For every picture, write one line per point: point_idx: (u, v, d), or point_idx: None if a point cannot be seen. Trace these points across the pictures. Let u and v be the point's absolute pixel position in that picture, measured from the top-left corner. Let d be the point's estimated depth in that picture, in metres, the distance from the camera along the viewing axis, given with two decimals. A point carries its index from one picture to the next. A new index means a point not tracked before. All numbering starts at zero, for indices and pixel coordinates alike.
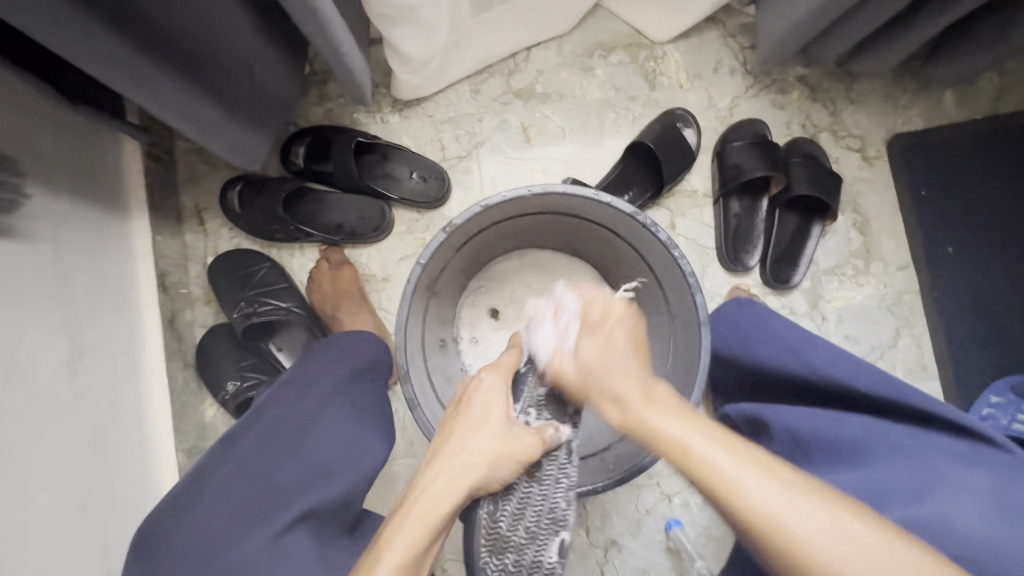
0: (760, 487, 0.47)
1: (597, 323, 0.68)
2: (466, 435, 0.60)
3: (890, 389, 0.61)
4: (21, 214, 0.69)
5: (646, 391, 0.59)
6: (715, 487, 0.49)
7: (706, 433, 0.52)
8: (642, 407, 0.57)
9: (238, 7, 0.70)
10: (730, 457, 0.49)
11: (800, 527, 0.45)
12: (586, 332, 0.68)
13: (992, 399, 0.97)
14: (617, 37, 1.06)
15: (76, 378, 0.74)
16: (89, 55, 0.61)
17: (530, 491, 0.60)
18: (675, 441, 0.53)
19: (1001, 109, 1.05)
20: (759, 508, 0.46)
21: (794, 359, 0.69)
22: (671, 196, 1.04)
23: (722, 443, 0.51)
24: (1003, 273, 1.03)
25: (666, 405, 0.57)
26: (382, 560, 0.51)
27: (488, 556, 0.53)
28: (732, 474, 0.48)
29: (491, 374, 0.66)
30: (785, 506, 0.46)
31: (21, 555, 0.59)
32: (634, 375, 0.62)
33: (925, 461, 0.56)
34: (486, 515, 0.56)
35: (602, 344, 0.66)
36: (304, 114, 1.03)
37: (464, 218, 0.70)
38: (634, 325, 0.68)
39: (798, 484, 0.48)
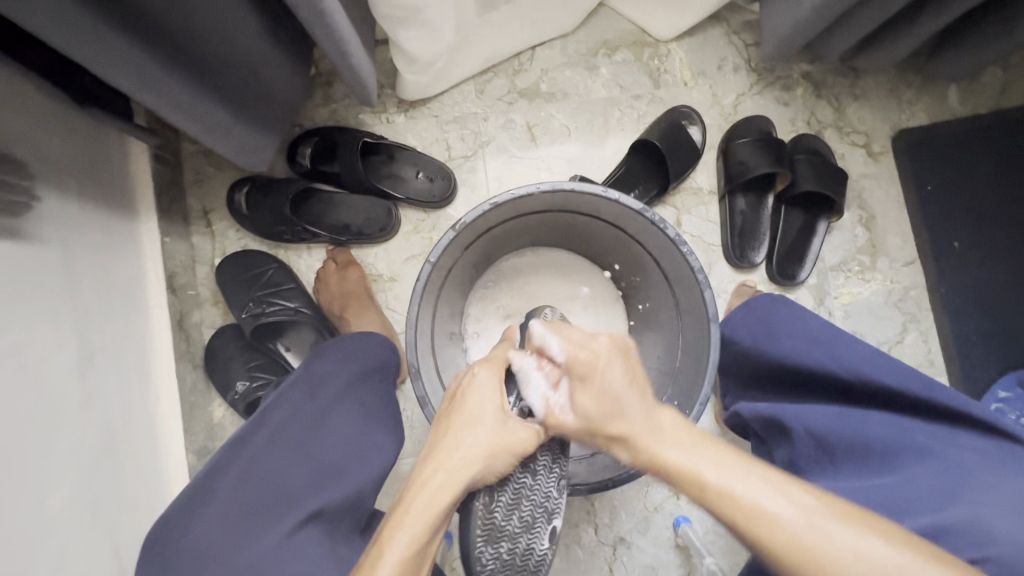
0: (782, 509, 0.46)
1: (587, 371, 0.60)
2: (460, 430, 0.59)
3: (922, 386, 0.62)
4: (33, 216, 0.69)
5: (651, 422, 0.56)
6: (736, 519, 0.48)
7: (728, 468, 0.50)
8: (653, 442, 0.54)
9: (248, 12, 0.70)
10: (748, 485, 0.48)
11: (828, 550, 0.44)
12: (576, 380, 0.61)
13: (1001, 394, 0.98)
14: (621, 36, 1.06)
15: (87, 379, 0.75)
16: (99, 57, 0.61)
17: (524, 482, 0.62)
18: (686, 468, 0.51)
19: (1006, 104, 1.05)
20: (784, 533, 0.45)
21: (825, 354, 0.67)
22: (676, 193, 1.04)
23: (736, 468, 0.50)
24: (1010, 268, 1.03)
25: (680, 437, 0.54)
26: (383, 558, 0.50)
27: (483, 545, 0.59)
28: (751, 499, 0.47)
29: (484, 368, 0.65)
30: (813, 531, 0.45)
31: (35, 555, 0.59)
32: (638, 407, 0.57)
33: (954, 460, 0.56)
34: (481, 506, 0.60)
35: (596, 394, 0.59)
36: (309, 115, 1.03)
37: (472, 217, 0.70)
38: (625, 360, 0.61)
39: (818, 506, 0.46)
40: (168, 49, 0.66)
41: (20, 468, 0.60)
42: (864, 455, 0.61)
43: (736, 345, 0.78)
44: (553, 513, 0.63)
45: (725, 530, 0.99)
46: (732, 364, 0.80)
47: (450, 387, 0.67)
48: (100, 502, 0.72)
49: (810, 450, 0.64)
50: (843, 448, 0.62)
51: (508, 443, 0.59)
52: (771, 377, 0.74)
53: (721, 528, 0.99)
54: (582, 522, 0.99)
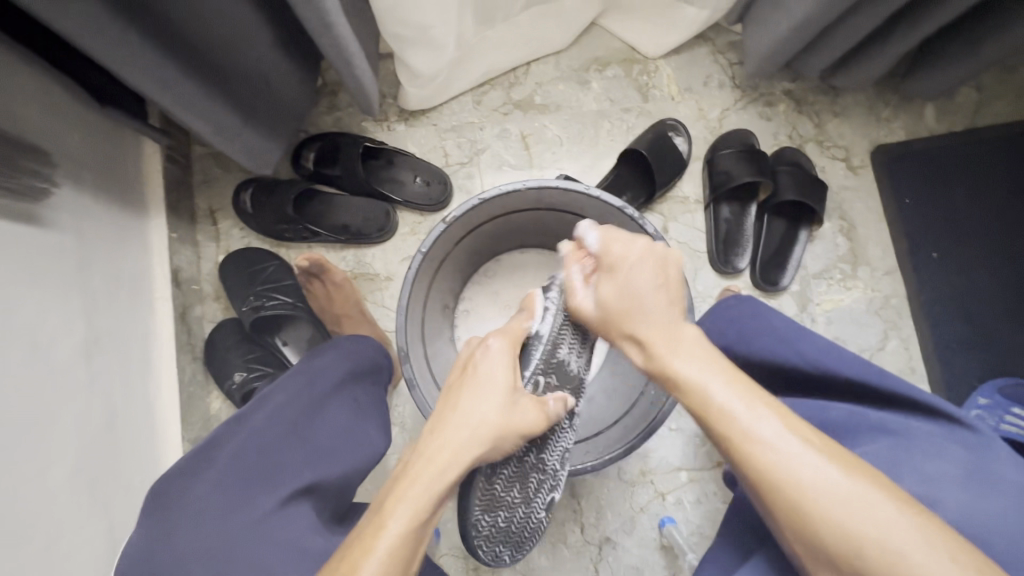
0: (781, 436, 0.51)
1: (614, 265, 0.65)
2: (469, 405, 0.62)
3: (877, 377, 0.62)
4: (49, 203, 0.74)
5: (670, 333, 0.61)
6: (733, 435, 0.52)
7: (738, 388, 0.54)
8: (671, 355, 0.59)
9: (263, 26, 0.76)
10: (752, 411, 0.53)
11: (812, 477, 0.49)
12: (603, 273, 0.66)
13: (981, 401, 0.99)
14: (612, 53, 1.11)
15: (92, 362, 0.78)
16: (126, 60, 0.66)
17: (529, 459, 0.68)
18: (695, 381, 0.56)
19: (979, 123, 1.10)
20: (776, 457, 0.50)
21: (788, 348, 0.68)
22: (664, 201, 1.09)
23: (744, 394, 0.54)
24: (987, 279, 1.06)
25: (695, 351, 0.59)
26: (387, 528, 0.52)
27: (481, 512, 0.65)
28: (751, 425, 0.52)
29: (499, 340, 0.67)
30: (804, 463, 0.49)
31: (33, 522, 0.62)
32: (664, 317, 0.62)
33: (908, 443, 0.59)
34: (483, 479, 0.64)
35: (620, 285, 0.64)
36: (314, 122, 1.08)
37: (463, 211, 0.75)
38: (660, 266, 0.65)
39: (815, 443, 0.50)
40: (184, 55, 0.71)
41: (23, 438, 0.63)
42: (821, 436, 0.64)
43: (708, 341, 0.79)
44: (553, 485, 0.71)
45: (710, 531, 1.00)
46: None
47: (460, 356, 0.69)
48: (98, 480, 0.75)
49: None
50: None
51: (514, 421, 0.61)
52: (744, 373, 0.76)
53: (706, 530, 1.00)
54: (568, 520, 1.00)
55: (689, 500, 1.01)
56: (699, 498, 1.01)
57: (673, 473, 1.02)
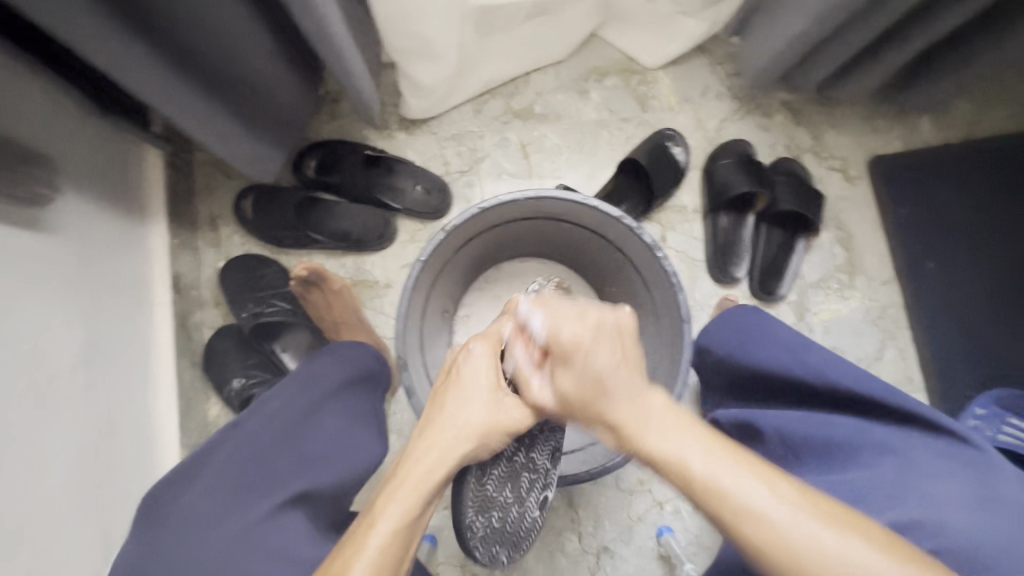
0: (769, 503, 0.47)
1: (567, 353, 0.59)
2: (456, 406, 0.63)
3: (880, 391, 0.63)
4: (52, 209, 0.75)
5: (639, 406, 0.55)
6: (719, 510, 0.48)
7: (718, 459, 0.49)
8: (640, 429, 0.54)
9: (262, 34, 0.77)
10: (736, 481, 0.48)
11: (808, 544, 0.44)
12: (558, 363, 0.61)
13: (978, 411, 0.98)
14: (611, 63, 1.13)
15: (91, 367, 0.78)
16: (128, 68, 0.67)
17: (516, 457, 0.70)
18: (672, 457, 0.51)
19: (974, 135, 1.11)
20: (769, 533, 0.46)
21: (792, 358, 0.69)
22: (662, 210, 1.09)
23: (724, 465, 0.49)
24: (984, 289, 1.07)
25: (669, 422, 0.54)
26: (377, 527, 0.52)
27: (474, 514, 0.66)
28: (739, 495, 0.47)
29: (480, 345, 0.68)
30: (798, 533, 0.45)
31: (30, 528, 0.62)
32: (626, 387, 0.56)
33: (910, 459, 0.58)
34: (474, 476, 0.65)
35: (575, 373, 0.59)
36: (316, 130, 1.09)
37: (462, 219, 0.75)
38: (620, 337, 0.59)
39: (802, 503, 0.47)
40: (187, 64, 0.72)
41: (22, 443, 0.63)
42: (823, 450, 0.63)
43: (713, 351, 0.80)
44: (547, 484, 0.72)
45: (708, 542, 1.00)
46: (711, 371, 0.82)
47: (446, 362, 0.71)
48: (95, 486, 0.75)
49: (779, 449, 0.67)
50: (806, 446, 0.65)
51: (499, 421, 0.63)
52: (745, 384, 0.76)
53: (704, 540, 1.00)
54: (565, 529, 1.00)
55: (687, 509, 1.01)
56: (697, 508, 1.01)
57: (671, 482, 1.01)
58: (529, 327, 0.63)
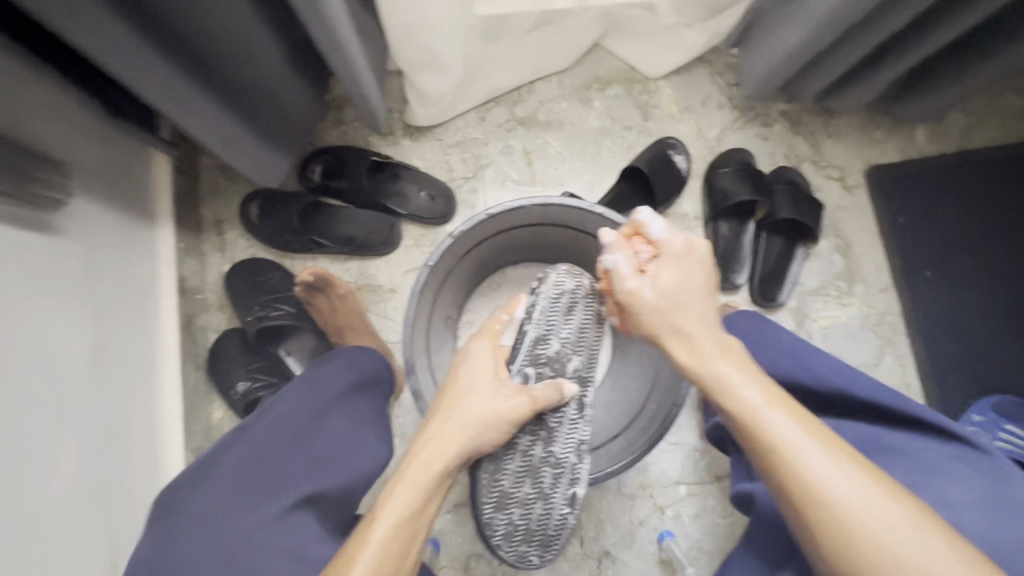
0: (814, 442, 0.51)
1: (678, 263, 0.63)
2: (452, 403, 0.65)
3: (886, 397, 0.64)
4: (61, 213, 0.75)
5: (715, 342, 0.60)
6: (767, 437, 0.53)
7: (775, 399, 0.55)
8: (712, 358, 0.59)
9: (273, 43, 0.79)
10: (787, 417, 0.53)
11: (843, 483, 0.49)
12: (666, 260, 0.64)
13: (975, 418, 1.02)
14: (613, 73, 1.14)
15: (97, 369, 0.79)
16: (140, 75, 0.68)
17: (533, 450, 0.69)
18: (735, 389, 0.56)
19: (969, 145, 1.13)
20: (810, 464, 0.50)
21: (796, 365, 0.70)
22: (663, 217, 1.11)
23: (779, 403, 0.54)
24: (979, 296, 1.08)
25: (737, 362, 0.59)
26: (377, 521, 0.54)
27: (494, 510, 0.70)
28: (787, 428, 0.52)
29: (481, 343, 0.70)
30: (838, 473, 0.49)
31: (38, 529, 0.62)
32: (708, 321, 0.62)
33: (918, 463, 0.60)
34: (487, 475, 0.70)
35: (679, 278, 0.63)
36: (321, 136, 1.11)
37: (470, 225, 0.77)
38: (708, 274, 0.64)
39: (845, 452, 0.51)
40: (197, 70, 0.73)
41: (29, 445, 0.64)
42: None
43: None
44: (573, 478, 0.71)
45: (709, 546, 1.01)
46: None
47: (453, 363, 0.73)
48: (101, 489, 0.75)
49: None
50: None
51: (498, 412, 0.64)
52: None
53: (705, 544, 1.01)
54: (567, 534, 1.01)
55: (688, 514, 1.01)
56: (698, 512, 1.01)
57: (672, 486, 1.02)
58: (646, 231, 0.65)
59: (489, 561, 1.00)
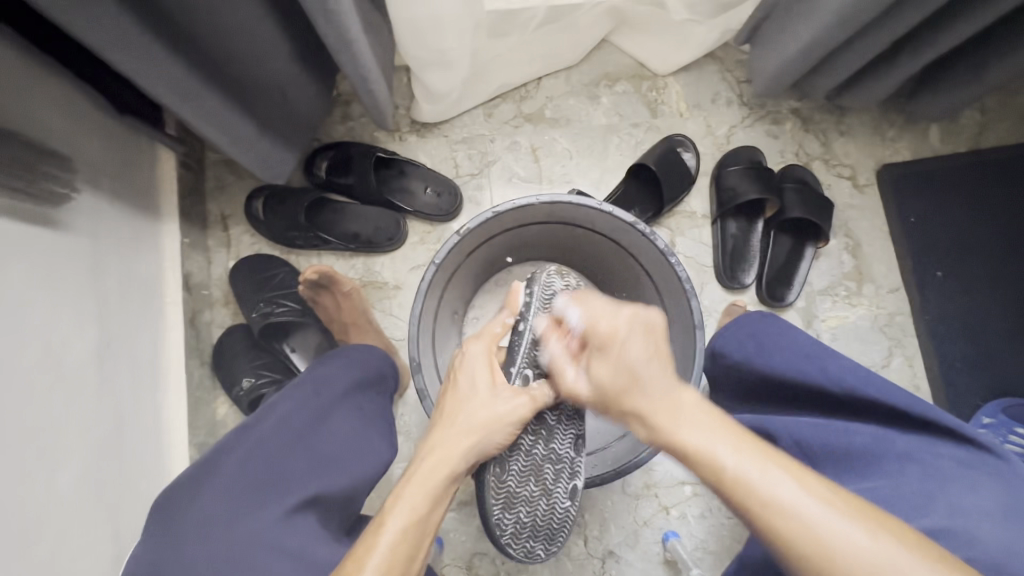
0: (800, 497, 0.47)
1: (605, 342, 0.62)
2: (454, 407, 0.66)
3: (904, 400, 0.62)
4: (68, 207, 0.75)
5: (669, 402, 0.57)
6: (748, 504, 0.48)
7: (749, 452, 0.50)
8: (673, 425, 0.55)
9: (282, 40, 0.78)
10: (765, 472, 0.49)
11: (840, 541, 0.44)
12: (595, 353, 0.63)
13: (985, 420, 1.00)
14: (621, 69, 1.13)
15: (103, 364, 0.79)
16: (147, 71, 0.67)
17: (535, 448, 0.71)
18: (703, 451, 0.52)
19: (983, 144, 1.12)
20: (800, 526, 0.46)
21: (812, 365, 0.69)
22: (671, 216, 1.10)
23: (753, 456, 0.50)
24: (991, 297, 1.07)
25: (699, 418, 0.55)
26: (385, 525, 0.54)
27: (500, 510, 0.69)
28: (768, 486, 0.48)
29: (476, 346, 0.72)
30: (832, 527, 0.45)
31: (43, 525, 0.63)
32: (660, 384, 0.58)
33: (933, 466, 0.58)
34: (493, 476, 0.68)
35: (612, 363, 0.60)
36: (328, 132, 1.10)
37: (477, 223, 0.76)
38: (648, 334, 0.61)
39: (833, 501, 0.47)
40: (204, 65, 0.73)
41: (35, 441, 0.64)
42: (843, 458, 0.63)
43: (727, 357, 0.78)
44: (574, 471, 0.72)
45: (714, 547, 1.00)
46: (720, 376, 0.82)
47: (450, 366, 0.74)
48: (106, 485, 0.75)
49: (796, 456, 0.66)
50: (826, 455, 0.64)
51: (499, 414, 0.65)
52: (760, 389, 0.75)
53: (710, 545, 1.00)
54: (571, 532, 1.00)
55: (693, 514, 1.01)
56: (703, 513, 1.01)
57: (677, 487, 1.01)
58: (567, 323, 0.67)
59: (492, 559, 0.99)
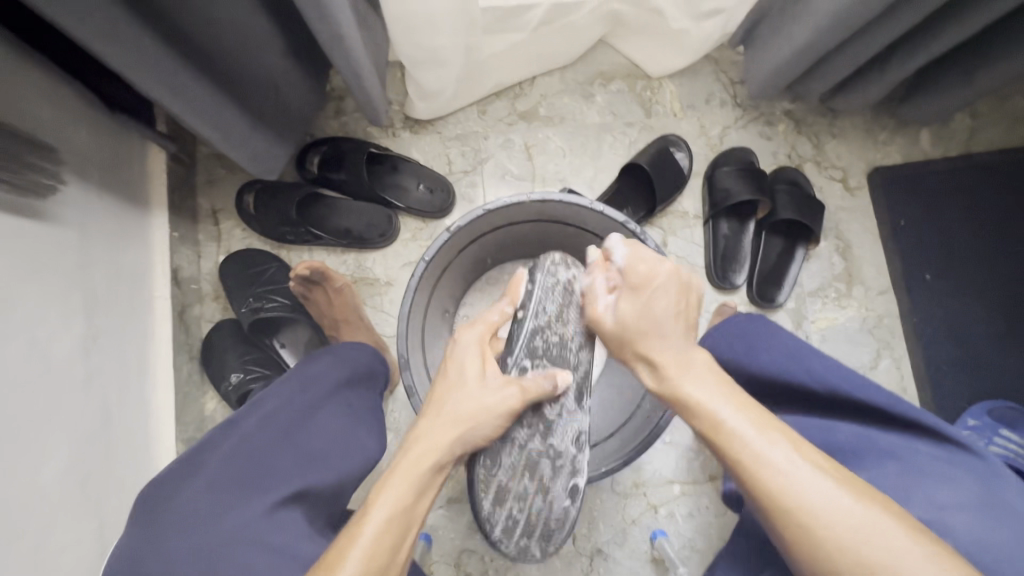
0: (790, 460, 0.51)
1: (642, 283, 0.63)
2: (441, 397, 0.65)
3: (889, 401, 0.63)
4: (55, 199, 0.74)
5: (683, 358, 0.60)
6: (743, 460, 0.52)
7: (748, 415, 0.54)
8: (681, 376, 0.59)
9: (273, 33, 0.77)
10: (761, 433, 0.53)
11: (821, 502, 0.48)
12: (629, 289, 0.64)
13: (970, 422, 1.01)
14: (616, 68, 1.13)
15: (89, 358, 0.78)
16: (135, 65, 0.66)
17: (528, 444, 0.69)
18: (706, 406, 0.56)
19: (972, 149, 1.13)
20: (784, 481, 0.50)
21: (799, 366, 0.68)
22: (664, 215, 1.10)
23: (754, 422, 0.54)
24: (979, 301, 1.08)
25: (707, 376, 0.59)
26: (369, 516, 0.54)
27: (491, 505, 0.70)
28: (758, 446, 0.52)
29: (470, 334, 0.69)
30: (814, 488, 0.49)
31: (28, 519, 0.62)
32: (681, 340, 0.61)
33: (912, 463, 0.59)
34: (482, 471, 0.68)
35: (646, 304, 0.62)
36: (320, 126, 1.09)
37: (467, 220, 0.76)
38: (681, 291, 0.63)
39: (822, 466, 0.51)
40: (194, 58, 0.72)
41: (19, 434, 0.63)
42: (826, 456, 0.64)
43: (714, 356, 0.79)
44: (572, 470, 0.71)
45: (701, 546, 1.01)
46: None
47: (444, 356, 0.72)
48: (92, 479, 0.75)
49: None
50: None
51: (487, 405, 0.63)
52: (746, 388, 0.75)
53: (697, 543, 1.01)
54: None
55: (681, 513, 1.01)
56: (692, 512, 1.01)
57: (666, 486, 1.02)
58: (612, 255, 0.66)
59: (481, 557, 0.99)
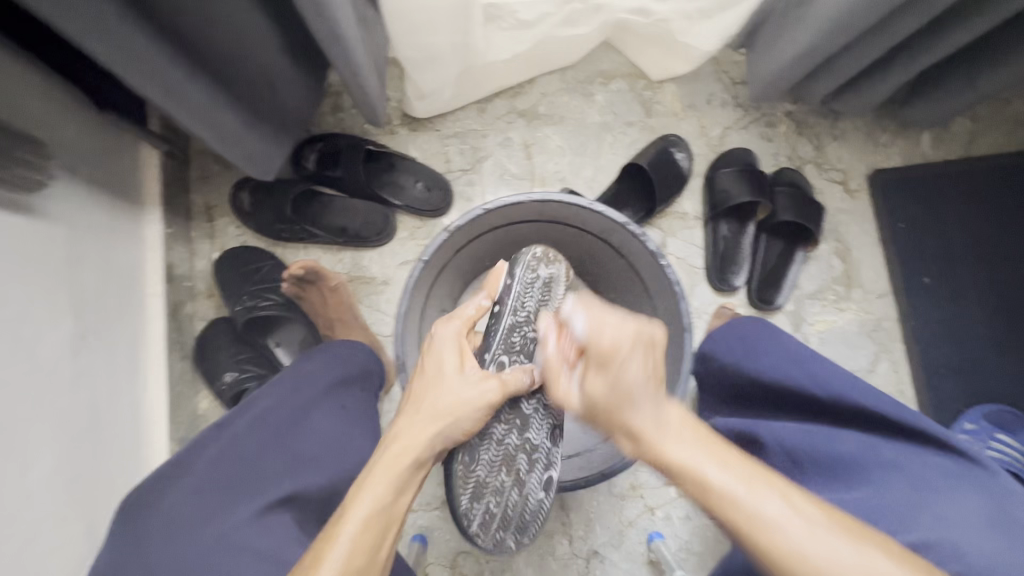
0: (785, 513, 0.48)
1: (605, 359, 0.54)
2: (422, 390, 0.65)
3: (891, 408, 0.63)
4: (42, 194, 0.73)
5: (660, 419, 0.55)
6: (735, 521, 0.49)
7: (734, 470, 0.51)
8: (661, 439, 0.54)
9: (270, 29, 0.76)
10: (752, 492, 0.50)
11: (822, 559, 0.46)
12: (592, 365, 0.56)
13: (967, 425, 1.01)
14: (616, 67, 1.12)
15: (78, 357, 0.77)
16: (127, 62, 0.64)
17: (507, 437, 0.70)
18: (689, 469, 0.52)
19: (973, 153, 1.12)
20: (784, 543, 0.47)
21: (801, 371, 0.68)
22: (663, 216, 1.09)
23: (743, 478, 0.51)
24: (977, 305, 1.08)
25: (687, 433, 0.55)
26: (347, 516, 0.53)
27: (469, 500, 0.68)
28: (754, 508, 0.49)
29: (449, 326, 0.68)
30: (816, 546, 0.46)
31: (13, 520, 0.61)
32: (654, 404, 0.55)
33: (917, 474, 0.59)
34: (462, 466, 0.67)
35: (610, 383, 0.55)
36: (317, 123, 1.08)
37: (465, 220, 0.75)
38: (648, 350, 0.55)
39: (820, 519, 0.48)
40: (188, 56, 0.70)
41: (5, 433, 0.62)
42: (831, 466, 0.62)
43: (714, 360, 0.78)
44: (548, 462, 0.72)
45: (697, 548, 1.00)
46: (708, 380, 0.82)
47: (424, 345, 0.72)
48: (80, 480, 0.73)
49: (781, 461, 0.66)
50: (813, 463, 0.63)
51: (465, 399, 0.63)
52: (748, 393, 0.75)
53: (693, 546, 1.00)
54: (556, 532, 1.00)
55: (677, 515, 1.01)
56: (688, 514, 1.01)
57: (663, 488, 1.02)
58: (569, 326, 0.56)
59: (476, 558, 0.99)
